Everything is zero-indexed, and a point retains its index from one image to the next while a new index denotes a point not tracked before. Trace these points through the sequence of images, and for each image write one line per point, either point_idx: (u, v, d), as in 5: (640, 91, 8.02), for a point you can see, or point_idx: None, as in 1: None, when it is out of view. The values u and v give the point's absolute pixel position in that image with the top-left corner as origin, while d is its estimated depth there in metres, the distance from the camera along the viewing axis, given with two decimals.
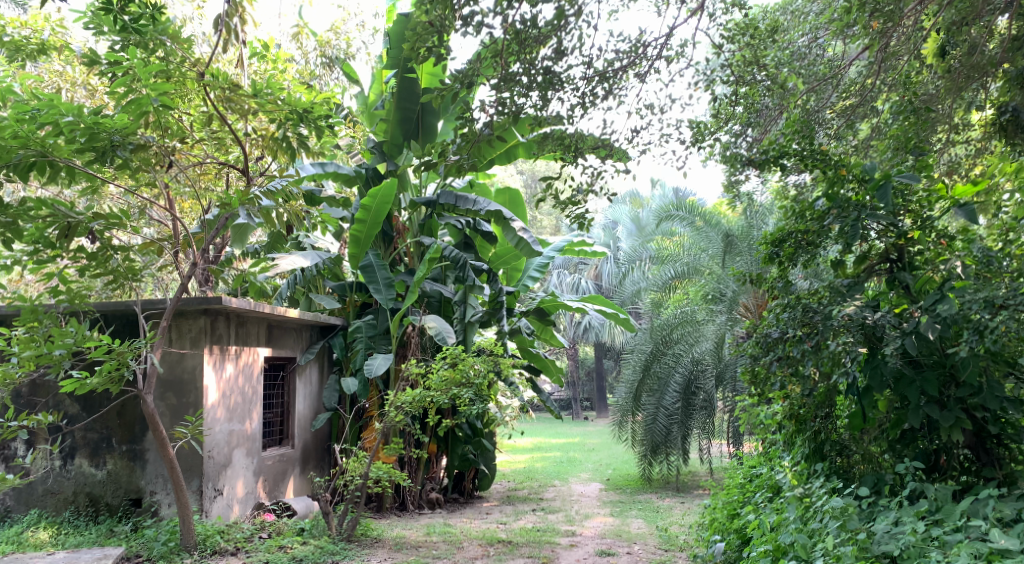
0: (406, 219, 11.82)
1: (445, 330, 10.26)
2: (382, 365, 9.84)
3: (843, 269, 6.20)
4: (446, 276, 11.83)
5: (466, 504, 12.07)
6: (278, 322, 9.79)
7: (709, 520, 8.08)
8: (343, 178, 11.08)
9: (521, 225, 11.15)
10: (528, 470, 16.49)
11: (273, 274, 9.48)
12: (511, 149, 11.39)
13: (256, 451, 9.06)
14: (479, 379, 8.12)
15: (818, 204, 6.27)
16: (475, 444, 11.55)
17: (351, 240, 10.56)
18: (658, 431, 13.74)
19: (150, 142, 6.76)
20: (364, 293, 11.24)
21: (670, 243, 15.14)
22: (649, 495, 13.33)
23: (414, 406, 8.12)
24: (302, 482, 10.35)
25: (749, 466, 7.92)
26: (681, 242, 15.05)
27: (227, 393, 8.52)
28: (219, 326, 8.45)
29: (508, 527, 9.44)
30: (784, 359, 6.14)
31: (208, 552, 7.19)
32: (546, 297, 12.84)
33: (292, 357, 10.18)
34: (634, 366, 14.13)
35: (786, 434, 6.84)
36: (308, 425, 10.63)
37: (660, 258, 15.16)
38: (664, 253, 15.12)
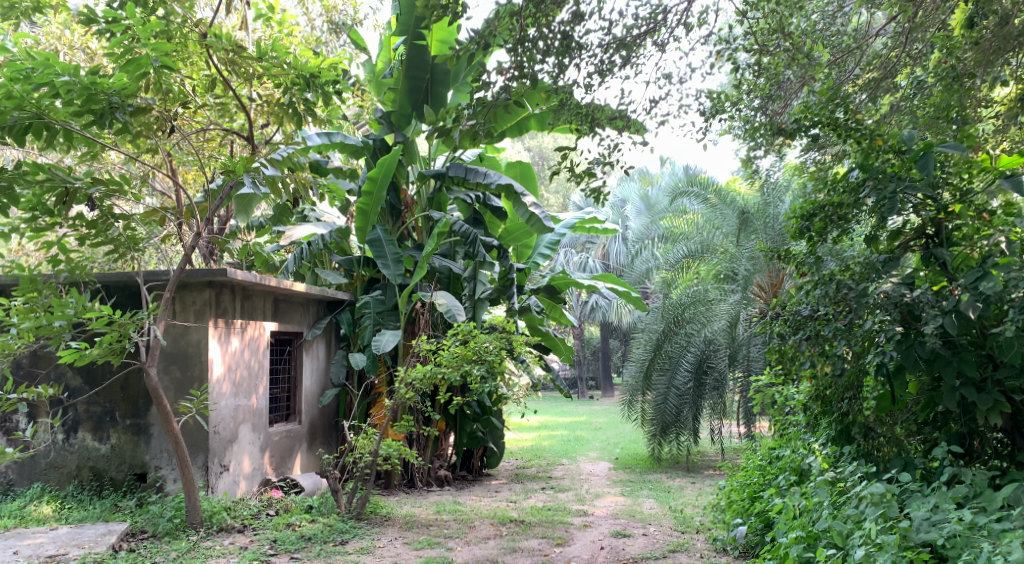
0: (415, 192, 11.57)
1: (455, 306, 10.03)
2: (390, 341, 9.63)
3: (875, 244, 5.96)
4: (456, 251, 11.53)
5: (474, 482, 11.91)
6: (285, 296, 9.56)
7: (727, 503, 7.86)
8: (351, 149, 10.83)
9: (532, 200, 10.86)
10: (536, 449, 16.31)
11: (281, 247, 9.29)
12: (522, 121, 11.09)
13: (262, 427, 8.85)
14: (492, 355, 7.89)
15: (852, 176, 6.04)
16: (483, 422, 11.36)
17: (358, 213, 10.28)
18: (669, 411, 13.43)
19: (151, 105, 6.51)
20: (371, 268, 10.96)
21: (682, 221, 14.92)
22: (660, 474, 13.12)
23: (425, 383, 7.91)
24: (309, 458, 10.16)
25: (769, 449, 7.70)
26: (693, 219, 14.81)
27: (233, 366, 8.31)
28: (224, 299, 8.22)
29: (518, 506, 9.23)
30: (814, 338, 5.91)
31: (214, 529, 6.96)
32: (558, 274, 12.57)
33: (299, 331, 9.96)
34: (645, 345, 13.84)
35: (813, 416, 6.60)
36: (315, 401, 10.42)
37: (671, 236, 14.94)
38: (675, 232, 14.90)
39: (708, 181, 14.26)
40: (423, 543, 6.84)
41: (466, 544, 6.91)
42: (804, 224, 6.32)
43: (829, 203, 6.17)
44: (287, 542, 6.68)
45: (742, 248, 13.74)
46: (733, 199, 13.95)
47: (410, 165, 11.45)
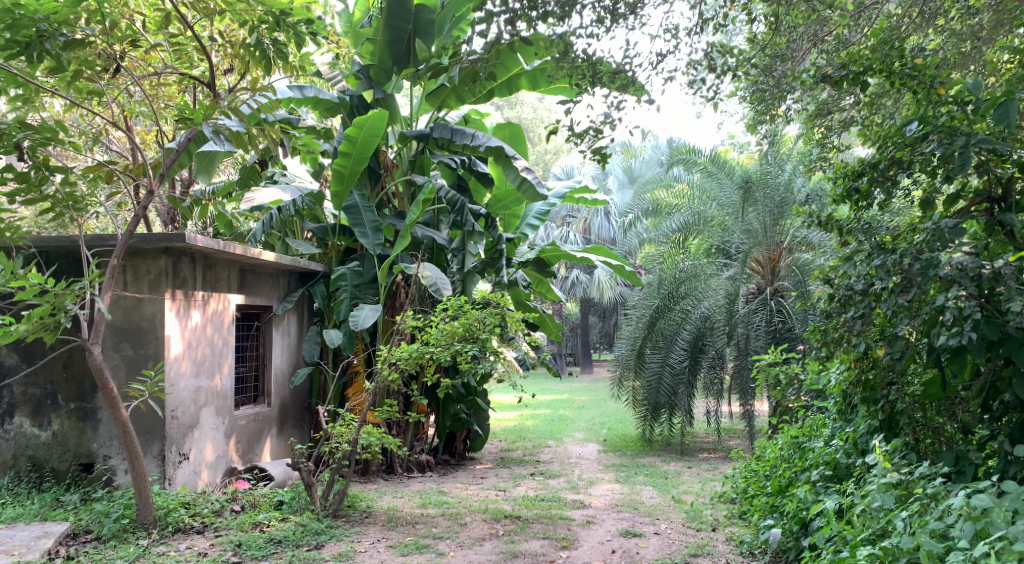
0: (395, 154, 10.68)
1: (441, 279, 9.21)
2: (370, 317, 8.83)
3: (932, 208, 5.22)
4: (440, 220, 10.66)
5: (458, 466, 11.19)
6: (252, 265, 8.68)
7: (745, 497, 7.19)
8: (326, 107, 9.92)
9: (524, 164, 10.02)
10: (520, 429, 15.58)
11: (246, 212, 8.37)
12: (513, 79, 10.29)
13: (227, 410, 7.99)
14: (486, 333, 7.09)
15: (910, 129, 5.31)
16: (468, 404, 10.62)
17: (334, 176, 9.40)
18: (658, 390, 12.78)
19: (91, 38, 5.61)
20: (347, 237, 10.07)
21: (668, 196, 13.96)
22: (653, 458, 12.43)
23: (411, 363, 7.08)
24: (280, 444, 9.33)
25: (791, 437, 7.03)
26: (681, 194, 13.87)
27: (194, 343, 7.43)
28: (183, 269, 7.33)
29: (510, 497, 8.47)
30: (865, 316, 5.22)
31: (169, 530, 6.13)
32: (547, 246, 11.78)
33: (268, 305, 9.08)
34: (636, 323, 13.12)
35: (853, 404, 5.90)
36: (286, 381, 9.56)
37: (656, 211, 13.99)
38: (660, 207, 13.94)
39: (693, 152, 13.28)
40: (411, 547, 6.05)
41: (460, 548, 6.12)
42: (855, 181, 5.60)
43: (880, 160, 5.47)
44: (254, 547, 5.86)
45: (744, 220, 12.85)
46: (731, 167, 12.98)
47: (391, 126, 10.57)
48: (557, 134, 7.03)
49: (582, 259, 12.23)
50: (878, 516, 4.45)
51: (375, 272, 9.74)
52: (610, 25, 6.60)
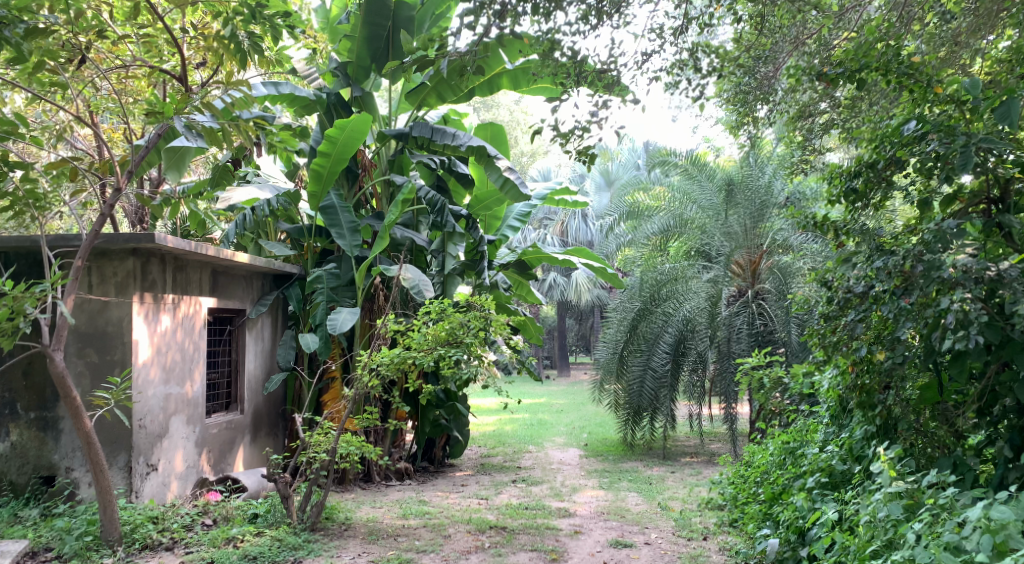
0: (373, 153, 10.40)
1: (422, 282, 8.96)
2: (348, 321, 8.56)
3: (930, 210, 5.04)
4: (419, 221, 10.40)
5: (437, 473, 10.92)
6: (224, 268, 8.37)
7: (735, 505, 6.98)
8: (301, 103, 9.58)
9: (506, 164, 9.81)
10: (499, 434, 15.34)
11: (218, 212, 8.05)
12: (493, 79, 10.07)
13: (198, 418, 7.68)
14: (470, 337, 6.84)
15: (908, 128, 5.11)
16: (448, 409, 10.37)
17: (311, 175, 9.09)
18: (641, 393, 12.59)
19: (52, 26, 5.31)
20: (323, 239, 9.78)
21: (646, 198, 13.75)
22: (635, 462, 12.23)
23: (392, 369, 6.82)
24: (254, 452, 9.01)
25: (782, 443, 6.84)
26: (658, 196, 13.65)
27: (163, 349, 7.12)
28: (152, 271, 7.00)
29: (493, 506, 8.23)
30: (867, 319, 5.02)
31: (136, 548, 5.82)
32: (528, 248, 11.56)
33: (240, 308, 8.77)
34: (618, 325, 12.94)
35: (850, 409, 5.71)
36: (260, 387, 9.25)
37: (634, 214, 13.76)
38: (638, 210, 13.72)
39: (671, 154, 13.11)
40: None
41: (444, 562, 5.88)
42: (851, 181, 5.42)
43: (877, 160, 5.30)
44: None
45: (724, 222, 12.68)
46: (712, 169, 12.80)
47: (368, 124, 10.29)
48: (541, 134, 6.80)
49: (563, 262, 12.01)
50: (884, 529, 4.25)
51: (352, 274, 9.45)
52: (596, 21, 6.38)
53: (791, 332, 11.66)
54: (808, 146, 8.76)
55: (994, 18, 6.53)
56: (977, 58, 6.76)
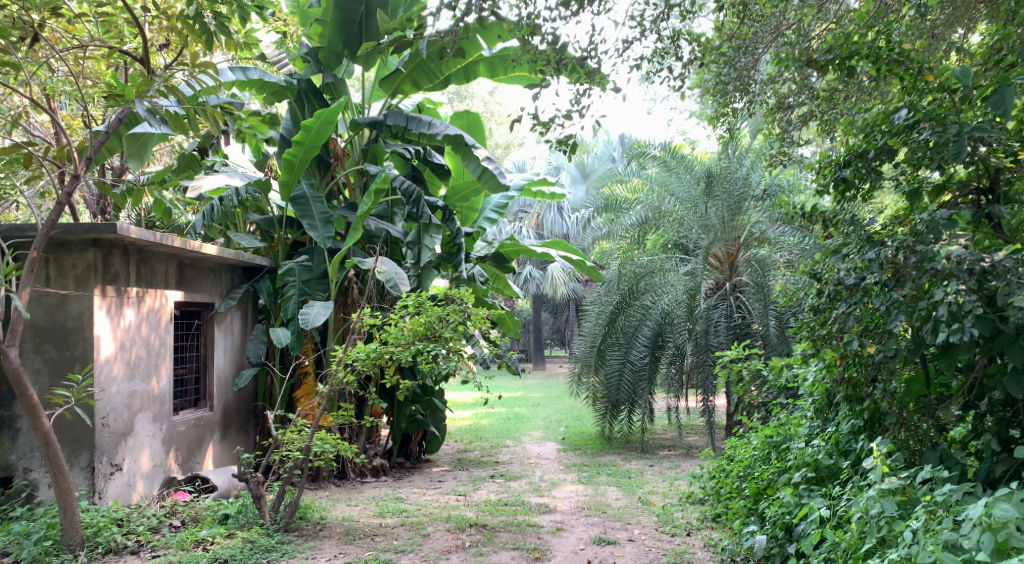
0: (346, 143, 10.15)
1: (398, 275, 8.74)
2: (321, 315, 8.33)
3: (917, 199, 4.95)
4: (393, 213, 10.17)
5: (413, 469, 10.70)
6: (192, 260, 8.11)
7: (719, 501, 6.83)
8: (271, 90, 9.29)
9: (484, 154, 9.63)
10: (476, 429, 15.13)
11: (184, 202, 7.77)
12: (469, 66, 9.85)
13: (165, 416, 7.42)
14: (448, 331, 6.65)
15: (898, 116, 4.95)
16: (424, 404, 10.17)
17: (283, 165, 8.86)
18: (619, 387, 12.43)
19: None
20: (295, 230, 9.56)
21: (623, 191, 13.73)
22: (614, 456, 12.09)
23: (368, 365, 6.61)
24: (224, 451, 8.75)
25: (766, 437, 6.70)
26: (636, 188, 13.58)
27: (127, 344, 6.85)
28: (115, 263, 6.74)
29: (471, 504, 8.04)
30: (860, 311, 4.85)
31: (98, 552, 5.57)
32: (505, 241, 11.38)
33: (209, 302, 8.50)
34: (595, 320, 12.74)
35: (837, 403, 5.57)
36: (230, 383, 8.98)
37: (612, 209, 13.76)
38: (615, 204, 13.71)
39: (648, 145, 12.97)
40: None
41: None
42: (840, 171, 5.28)
43: (867, 149, 5.16)
44: None
45: (702, 215, 12.49)
46: (691, 161, 12.66)
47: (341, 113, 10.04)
48: (521, 123, 6.61)
49: (541, 254, 11.83)
50: (878, 526, 4.12)
51: (325, 267, 9.22)
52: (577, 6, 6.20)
53: (769, 324, 11.58)
54: (788, 138, 8.66)
55: (977, 7, 6.45)
56: (960, 48, 6.68)
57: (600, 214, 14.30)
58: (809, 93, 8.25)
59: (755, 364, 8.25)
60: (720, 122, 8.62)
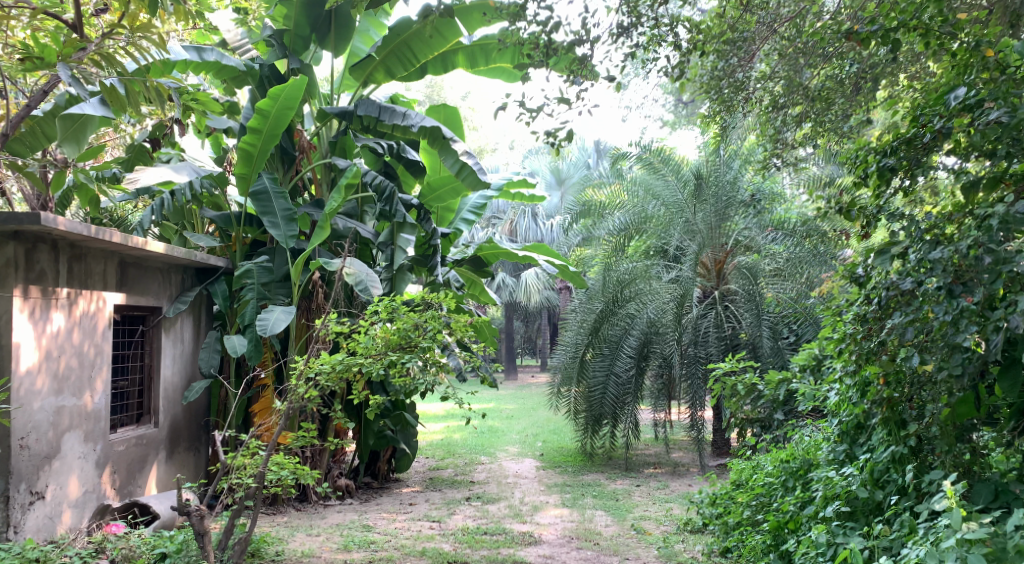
0: (313, 134, 9.29)
1: (368, 278, 7.96)
2: (280, 322, 7.54)
3: (974, 193, 4.04)
4: (364, 211, 9.36)
5: (381, 489, 9.90)
6: (135, 259, 7.26)
7: (728, 534, 6.12)
8: (230, 74, 8.40)
9: (463, 148, 8.89)
10: (448, 443, 14.27)
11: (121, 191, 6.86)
12: (447, 55, 9.11)
13: (100, 435, 6.63)
14: (425, 341, 5.84)
15: (957, 96, 4.16)
16: (394, 419, 9.40)
17: (240, 155, 8.15)
18: (602, 402, 11.59)
19: None
20: (254, 229, 8.74)
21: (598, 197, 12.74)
22: (597, 474, 11.35)
23: (334, 379, 5.78)
24: (168, 471, 7.86)
25: (782, 462, 5.99)
26: (614, 195, 12.70)
27: (54, 354, 6.06)
28: (40, 260, 5.96)
29: (447, 534, 7.26)
30: (921, 323, 4.10)
31: None
32: (483, 244, 10.61)
33: (156, 306, 7.66)
34: (577, 328, 11.91)
35: (876, 428, 4.86)
36: (178, 396, 8.10)
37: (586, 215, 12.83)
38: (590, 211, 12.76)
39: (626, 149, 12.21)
40: None
41: None
42: (887, 159, 4.35)
43: (917, 133, 4.34)
44: None
45: (688, 220, 11.77)
46: (677, 163, 11.88)
47: (308, 102, 9.18)
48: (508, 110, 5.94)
49: (521, 259, 11.07)
50: None
51: (287, 269, 8.40)
52: None
53: (761, 334, 10.86)
54: (784, 140, 8.02)
55: None
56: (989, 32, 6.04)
57: (576, 220, 13.43)
58: (804, 92, 7.63)
59: (753, 380, 7.65)
60: (714, 121, 7.96)
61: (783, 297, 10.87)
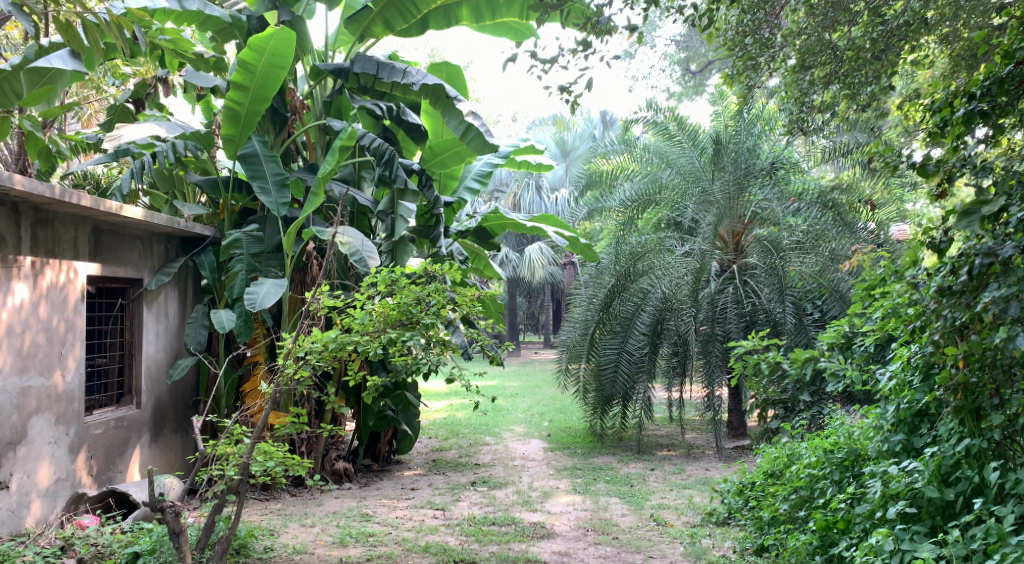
0: (307, 93, 8.62)
1: (365, 248, 7.36)
2: (270, 296, 6.95)
3: None
4: (362, 177, 8.72)
5: (381, 473, 9.37)
6: (113, 226, 6.71)
7: (763, 531, 5.53)
8: (214, 27, 7.83)
9: (468, 108, 8.23)
10: (450, 423, 13.67)
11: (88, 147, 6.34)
12: (451, 7, 8.43)
13: (75, 418, 6.12)
14: (428, 317, 5.25)
15: None
16: (395, 399, 8.85)
17: (224, 114, 7.51)
18: (614, 381, 10.92)
19: None
20: (244, 195, 8.15)
21: (607, 167, 12.19)
22: (608, 457, 10.77)
23: (329, 359, 5.20)
24: (152, 456, 7.30)
25: (823, 452, 5.39)
26: (625, 164, 12.05)
27: (17, 329, 5.58)
28: None
29: (452, 525, 6.70)
30: (1021, 297, 3.54)
31: None
32: (489, 214, 9.98)
33: (137, 278, 7.10)
34: (587, 304, 11.22)
35: (945, 418, 4.28)
36: (163, 375, 7.53)
37: (595, 185, 12.31)
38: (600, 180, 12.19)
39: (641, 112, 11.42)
40: None
41: None
42: (978, 102, 3.85)
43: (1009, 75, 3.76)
44: None
45: (705, 189, 10.93)
46: (694, 129, 11.08)
47: (301, 60, 8.54)
48: (518, 62, 5.46)
49: (529, 230, 10.45)
50: None
51: (279, 239, 7.82)
52: None
53: (785, 311, 10.14)
54: (811, 102, 7.35)
55: None
56: None
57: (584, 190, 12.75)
58: (838, 48, 7.02)
59: (775, 358, 7.06)
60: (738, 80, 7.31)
61: (806, 271, 10.29)
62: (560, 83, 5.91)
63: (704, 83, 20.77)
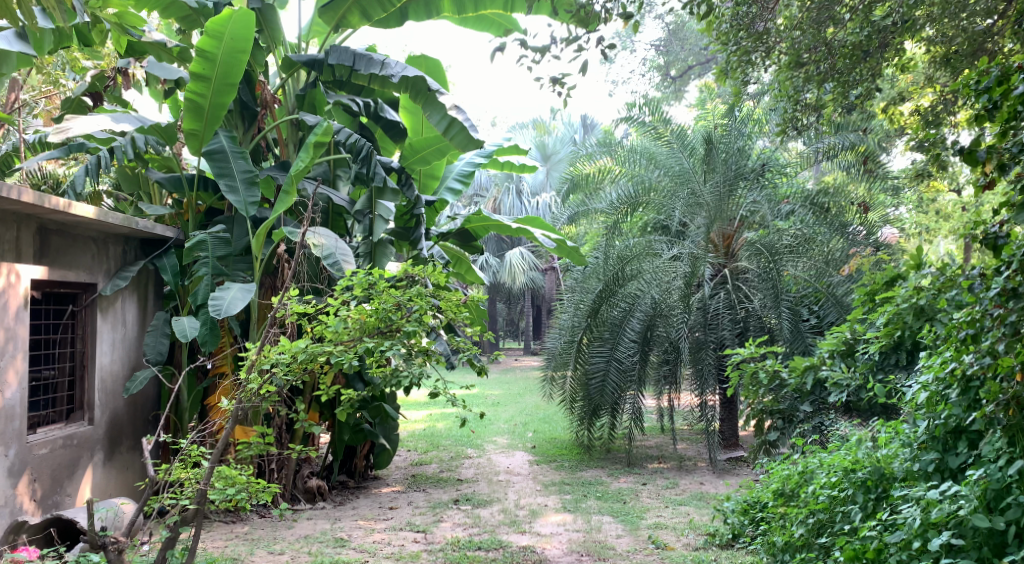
0: (278, 85, 7.98)
1: (340, 250, 6.84)
2: (237, 303, 6.40)
3: None
4: (337, 176, 8.18)
5: (358, 489, 8.82)
6: (61, 227, 6.16)
7: (777, 558, 5.06)
8: (178, 14, 7.34)
9: (451, 102, 7.75)
10: (430, 435, 13.09)
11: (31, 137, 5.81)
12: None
13: (14, 437, 5.57)
14: (409, 324, 4.73)
15: None
16: (372, 411, 8.32)
17: (188, 109, 6.98)
18: (602, 391, 10.38)
19: None
20: (209, 195, 7.59)
21: (590, 170, 11.68)
22: (597, 470, 10.26)
23: (298, 373, 4.66)
24: (107, 476, 6.73)
25: (843, 472, 4.93)
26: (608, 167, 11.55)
27: None
28: None
29: (435, 551, 6.17)
30: None
31: None
32: (471, 216, 9.47)
33: (90, 283, 6.54)
34: (574, 310, 10.71)
35: (989, 437, 3.85)
36: (120, 388, 6.95)
37: (578, 188, 11.80)
38: (583, 183, 11.69)
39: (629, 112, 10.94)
40: None
41: None
42: None
43: None
44: None
45: (695, 191, 10.40)
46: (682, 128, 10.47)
47: (272, 51, 7.99)
48: (506, 51, 5.05)
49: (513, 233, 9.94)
50: None
51: (247, 242, 7.27)
52: None
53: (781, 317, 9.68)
54: (805, 101, 6.90)
55: None
56: None
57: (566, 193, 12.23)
58: (838, 42, 6.57)
59: (775, 367, 6.59)
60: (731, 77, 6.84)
61: (801, 275, 9.78)
62: (550, 74, 5.47)
63: (685, 87, 20.29)
